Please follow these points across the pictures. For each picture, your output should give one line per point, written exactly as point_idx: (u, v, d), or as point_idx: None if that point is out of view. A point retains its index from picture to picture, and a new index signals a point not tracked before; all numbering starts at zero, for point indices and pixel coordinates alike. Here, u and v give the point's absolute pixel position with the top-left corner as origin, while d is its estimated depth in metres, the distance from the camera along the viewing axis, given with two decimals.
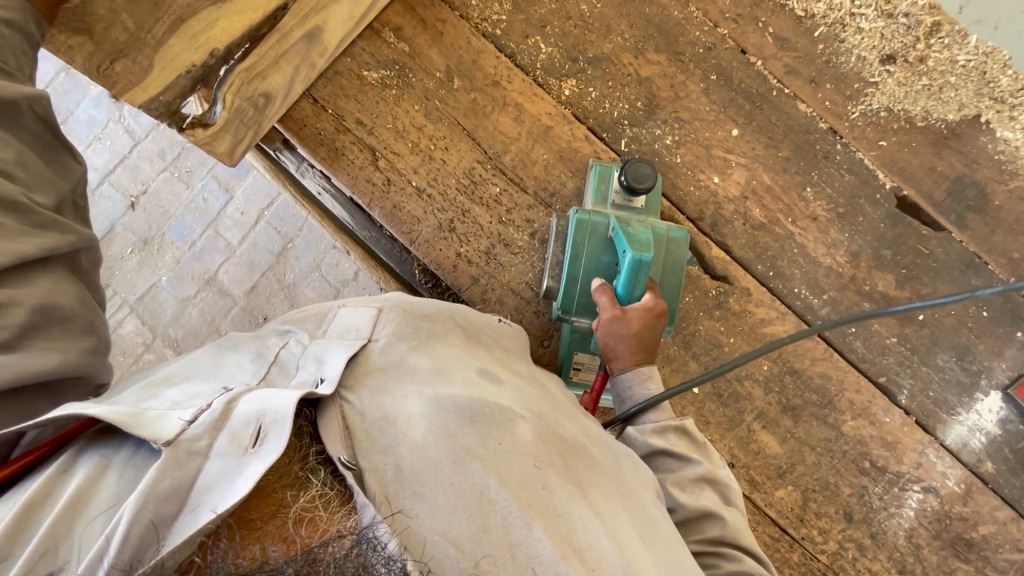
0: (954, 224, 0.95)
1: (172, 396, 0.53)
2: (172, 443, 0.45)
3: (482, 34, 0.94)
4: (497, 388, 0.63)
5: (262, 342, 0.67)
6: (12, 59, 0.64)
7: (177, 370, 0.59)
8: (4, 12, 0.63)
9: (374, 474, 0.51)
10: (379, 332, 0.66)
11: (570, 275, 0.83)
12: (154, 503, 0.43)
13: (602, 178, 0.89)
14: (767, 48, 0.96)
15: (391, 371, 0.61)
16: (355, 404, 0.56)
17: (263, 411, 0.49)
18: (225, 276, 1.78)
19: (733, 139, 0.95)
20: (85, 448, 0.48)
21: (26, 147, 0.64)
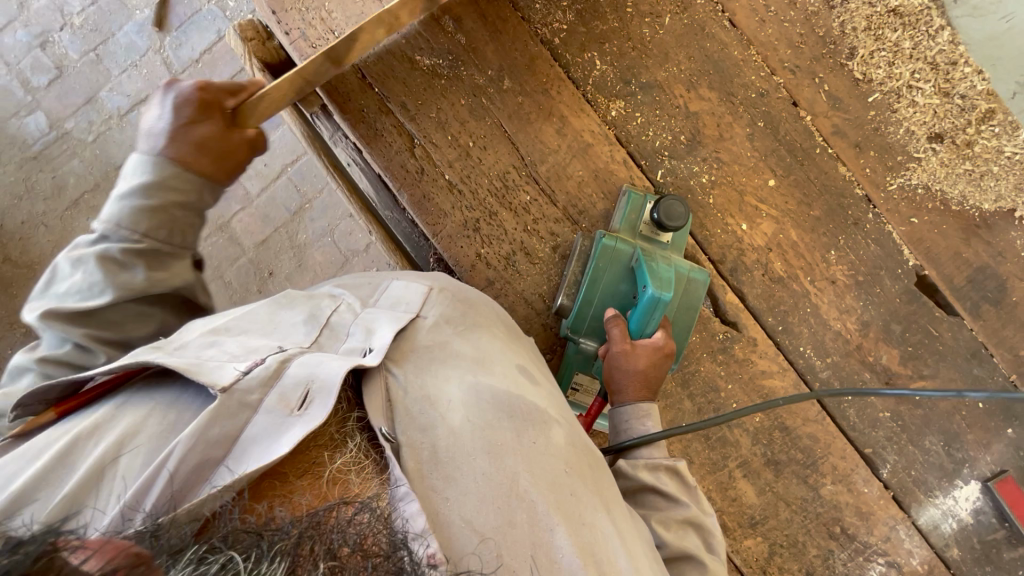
0: (968, 311, 0.95)
1: (228, 348, 0.54)
2: (228, 391, 0.47)
3: (541, 40, 0.93)
4: (534, 386, 0.64)
5: (315, 302, 0.64)
6: (178, 237, 0.72)
7: (235, 320, 0.59)
8: (183, 196, 0.72)
9: (411, 451, 0.53)
10: (427, 309, 0.67)
11: (585, 297, 0.84)
12: (203, 446, 0.45)
13: (633, 207, 0.90)
14: (819, 106, 0.96)
15: (435, 352, 0.62)
16: (399, 379, 0.58)
17: (313, 377, 0.50)
18: (238, 225, 1.80)
19: (768, 189, 0.95)
20: (135, 390, 0.51)
21: (170, 317, 0.73)
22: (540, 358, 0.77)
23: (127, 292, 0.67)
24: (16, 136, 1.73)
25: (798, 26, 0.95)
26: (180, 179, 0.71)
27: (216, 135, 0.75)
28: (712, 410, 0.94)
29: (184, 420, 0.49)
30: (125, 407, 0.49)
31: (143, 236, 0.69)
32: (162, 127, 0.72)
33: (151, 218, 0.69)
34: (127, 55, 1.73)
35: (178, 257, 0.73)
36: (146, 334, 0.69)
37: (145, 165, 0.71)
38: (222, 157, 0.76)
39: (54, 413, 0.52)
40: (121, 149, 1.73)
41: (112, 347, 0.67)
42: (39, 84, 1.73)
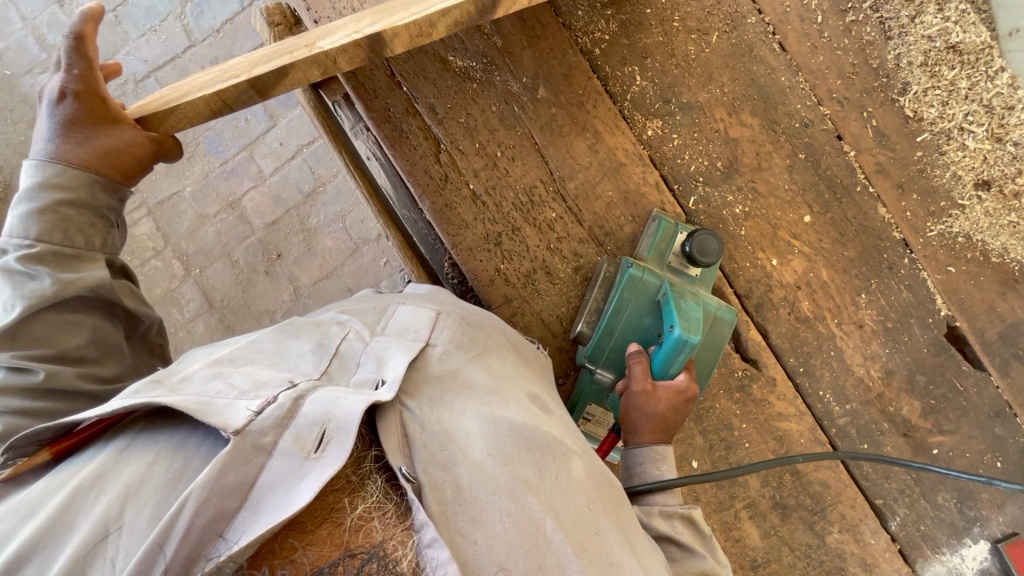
0: (996, 368, 0.92)
1: (235, 381, 0.51)
2: (241, 434, 0.44)
3: (580, 49, 0.89)
4: (549, 415, 0.60)
5: (323, 330, 0.61)
6: (79, 237, 0.69)
7: (240, 349, 0.57)
8: (71, 194, 0.68)
9: (433, 491, 0.49)
10: (436, 336, 0.62)
11: (607, 328, 0.81)
12: (217, 497, 0.42)
13: (663, 236, 0.86)
14: (865, 141, 0.91)
15: (449, 383, 0.58)
16: (414, 414, 0.53)
17: (329, 415, 0.47)
18: (249, 204, 1.76)
19: (803, 225, 0.91)
20: (136, 433, 0.49)
21: (101, 320, 0.71)
22: (549, 382, 0.75)
23: (39, 301, 0.65)
24: (29, 94, 1.68)
25: (851, 55, 0.91)
26: (64, 175, 0.67)
27: (98, 129, 0.68)
28: (723, 448, 0.92)
29: (191, 468, 0.46)
30: (126, 455, 0.47)
31: (37, 241, 0.67)
32: (45, 127, 0.68)
33: (40, 221, 0.67)
34: (146, 19, 1.68)
35: (90, 258, 0.71)
36: (79, 343, 0.68)
37: (37, 168, 0.68)
38: (107, 151, 0.68)
39: (49, 453, 0.51)
40: None
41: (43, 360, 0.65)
42: (55, 42, 1.69)
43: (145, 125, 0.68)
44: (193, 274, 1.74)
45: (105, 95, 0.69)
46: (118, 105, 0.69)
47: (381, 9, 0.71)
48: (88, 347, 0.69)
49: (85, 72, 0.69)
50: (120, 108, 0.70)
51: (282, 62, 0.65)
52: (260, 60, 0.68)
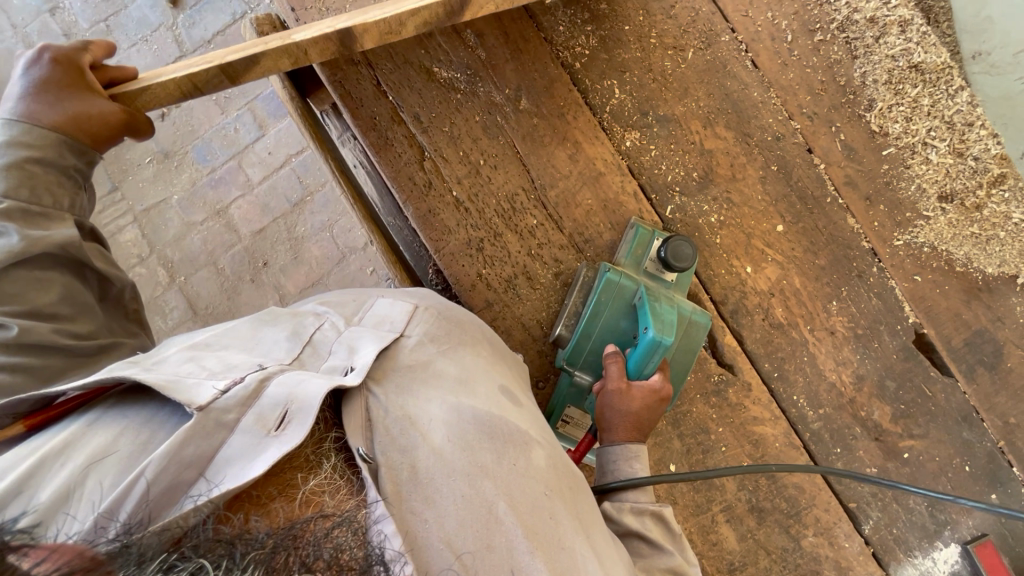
0: (963, 374, 0.95)
1: (207, 364, 0.52)
2: (205, 410, 0.45)
3: (561, 63, 0.92)
4: (516, 407, 0.61)
5: (298, 320, 0.62)
6: (46, 196, 0.69)
7: (216, 335, 0.57)
8: (38, 152, 0.69)
9: (389, 474, 0.50)
10: (411, 328, 0.63)
11: (584, 330, 0.83)
12: (177, 466, 0.43)
13: (640, 242, 0.89)
14: (834, 155, 0.95)
15: (418, 372, 0.58)
16: (381, 400, 0.54)
17: (292, 397, 0.48)
18: (236, 211, 1.77)
19: (776, 234, 0.94)
20: (109, 406, 0.49)
21: (71, 279, 0.70)
22: (526, 382, 0.76)
23: (5, 257, 0.63)
24: None
25: (820, 73, 0.95)
26: (31, 135, 0.68)
27: (69, 92, 0.69)
28: (700, 452, 0.93)
29: (156, 440, 0.46)
30: (95, 426, 0.47)
31: (5, 198, 0.66)
32: (18, 85, 0.69)
33: (7, 177, 0.67)
34: (137, 30, 1.70)
35: (57, 217, 0.70)
36: (52, 299, 0.66)
37: (5, 126, 0.68)
38: (78, 115, 0.69)
39: (24, 426, 0.50)
40: None
41: (20, 317, 0.63)
42: None
43: (119, 97, 0.70)
44: (177, 282, 1.74)
45: (84, 66, 0.70)
46: (98, 78, 0.71)
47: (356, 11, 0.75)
48: (61, 304, 0.67)
49: (71, 46, 0.71)
50: (98, 82, 0.71)
51: (253, 49, 0.67)
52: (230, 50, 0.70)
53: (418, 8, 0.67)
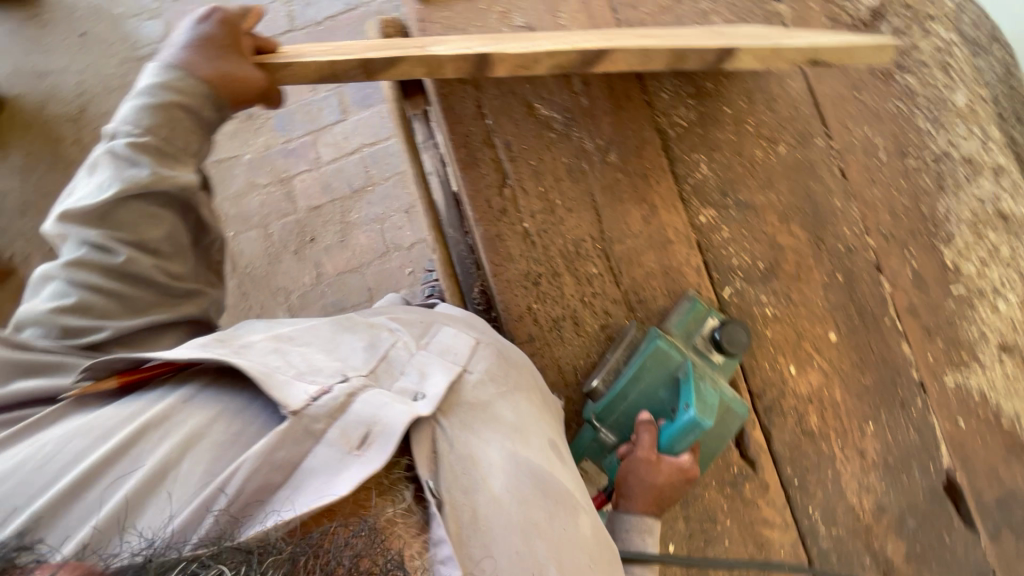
0: (988, 532, 0.92)
1: (292, 360, 0.56)
2: (297, 416, 0.51)
3: (656, 127, 0.95)
4: (564, 466, 0.63)
5: (375, 332, 0.64)
6: (179, 141, 0.73)
7: (299, 331, 0.62)
8: (184, 98, 0.72)
9: (452, 513, 0.52)
10: (473, 363, 0.64)
11: (622, 390, 0.82)
12: (267, 469, 0.49)
13: (694, 317, 0.89)
14: (901, 279, 0.95)
15: (479, 411, 0.60)
16: (446, 433, 0.56)
17: (376, 419, 0.52)
18: (299, 183, 1.83)
19: (827, 342, 0.94)
20: (203, 384, 0.55)
21: (179, 222, 0.73)
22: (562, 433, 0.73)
23: (130, 188, 0.68)
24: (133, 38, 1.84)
25: (904, 197, 0.96)
26: (183, 82, 0.72)
27: (225, 53, 0.73)
28: (702, 539, 0.91)
29: (247, 433, 0.52)
30: (190, 405, 0.53)
31: (146, 134, 0.70)
32: (184, 37, 0.74)
33: (152, 117, 0.71)
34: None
35: (183, 161, 0.73)
36: (157, 236, 0.70)
37: (162, 71, 0.73)
38: (226, 75, 0.73)
39: (119, 381, 0.56)
40: None
41: (129, 247, 0.69)
42: None
43: (262, 65, 0.73)
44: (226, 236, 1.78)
45: (241, 31, 0.75)
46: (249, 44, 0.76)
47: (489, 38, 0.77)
48: (164, 241, 0.71)
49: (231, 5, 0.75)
50: (249, 47, 0.75)
51: (395, 53, 0.69)
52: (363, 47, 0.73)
53: (556, 51, 0.69)
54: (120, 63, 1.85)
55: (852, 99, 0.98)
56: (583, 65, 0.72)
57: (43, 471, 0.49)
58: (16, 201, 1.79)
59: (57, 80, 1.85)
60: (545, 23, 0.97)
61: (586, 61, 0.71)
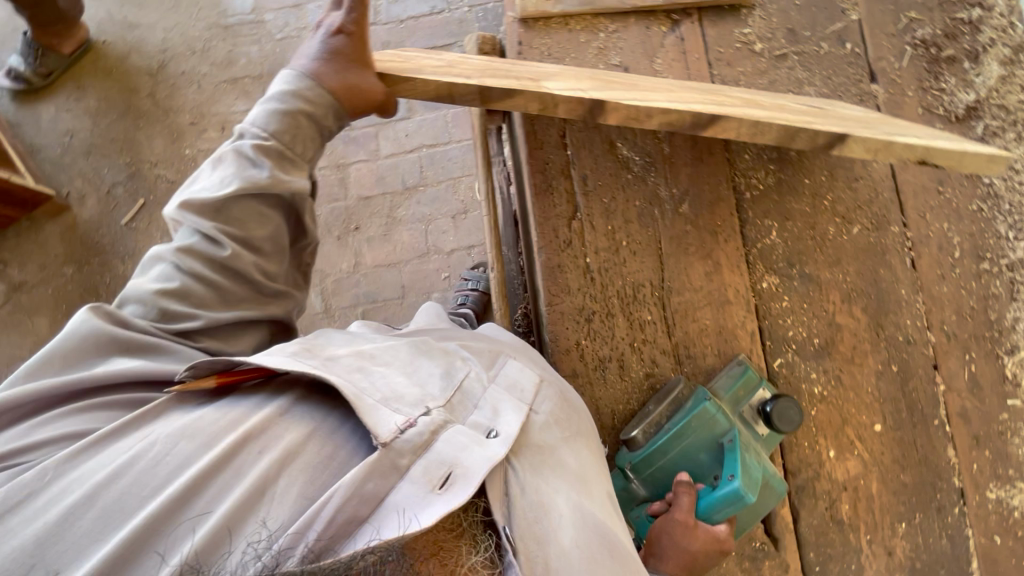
0: None
1: (377, 383, 0.61)
2: (386, 447, 0.55)
3: (733, 186, 0.95)
4: (622, 523, 0.67)
5: (450, 360, 0.69)
6: (300, 146, 0.76)
7: (381, 350, 0.68)
8: (310, 106, 0.75)
9: (527, 563, 0.57)
10: (539, 405, 0.70)
11: (662, 445, 0.82)
12: (356, 501, 0.52)
13: (745, 384, 0.87)
14: (957, 381, 0.92)
15: (547, 459, 0.65)
16: (519, 479, 0.61)
17: (457, 461, 0.56)
18: (354, 171, 1.86)
19: (871, 432, 0.92)
20: (297, 397, 0.61)
21: (285, 224, 0.77)
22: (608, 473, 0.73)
23: (249, 187, 0.72)
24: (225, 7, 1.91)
25: (973, 299, 0.94)
26: (312, 90, 0.75)
27: (351, 64, 0.75)
28: None
29: (339, 457, 0.57)
30: (287, 419, 0.58)
31: (272, 137, 0.74)
32: (315, 43, 0.76)
33: (280, 121, 0.74)
34: None
35: (299, 166, 0.77)
36: (263, 235, 0.75)
37: (293, 77, 0.76)
38: (350, 85, 0.75)
39: (216, 380, 0.62)
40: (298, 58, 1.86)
41: (237, 242, 0.73)
42: None
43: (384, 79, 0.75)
44: None
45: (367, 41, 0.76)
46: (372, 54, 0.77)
47: (600, 82, 0.78)
48: (267, 241, 0.75)
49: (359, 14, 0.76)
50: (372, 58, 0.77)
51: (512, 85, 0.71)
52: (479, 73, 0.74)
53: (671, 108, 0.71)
54: (206, 27, 1.91)
55: (934, 191, 0.96)
56: (694, 126, 0.74)
57: (155, 471, 0.53)
58: (83, 143, 1.84)
59: (144, 35, 1.91)
60: (640, 67, 0.98)
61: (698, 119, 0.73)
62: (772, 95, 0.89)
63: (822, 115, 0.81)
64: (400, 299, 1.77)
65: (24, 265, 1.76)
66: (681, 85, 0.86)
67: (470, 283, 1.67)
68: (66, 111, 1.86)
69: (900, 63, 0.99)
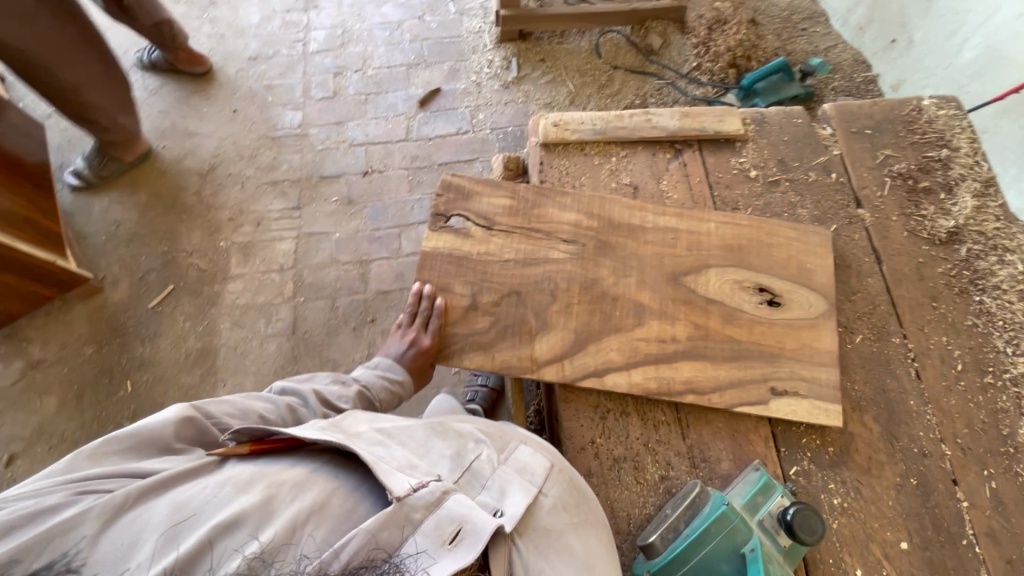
0: None
1: (393, 454, 0.68)
2: (400, 502, 0.59)
3: None
4: None
5: (462, 442, 0.74)
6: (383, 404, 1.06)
7: (400, 430, 0.73)
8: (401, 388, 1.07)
9: None
10: (547, 488, 0.72)
11: (682, 552, 0.79)
12: (371, 547, 0.56)
13: (762, 490, 0.86)
14: (980, 499, 0.90)
15: (552, 541, 0.67)
16: (521, 559, 0.64)
17: (466, 518, 0.61)
18: (374, 268, 1.92)
19: (899, 550, 0.88)
20: (323, 463, 0.66)
21: None
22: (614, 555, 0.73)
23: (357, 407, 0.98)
24: (274, 122, 2.16)
25: (982, 412, 0.95)
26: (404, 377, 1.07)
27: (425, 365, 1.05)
28: None
29: (358, 511, 0.61)
30: (315, 477, 0.63)
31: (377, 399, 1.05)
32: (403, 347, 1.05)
33: (384, 392, 1.06)
34: (385, 111, 2.15)
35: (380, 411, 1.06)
36: None
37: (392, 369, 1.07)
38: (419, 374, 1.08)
39: (250, 447, 0.67)
40: (335, 167, 2.07)
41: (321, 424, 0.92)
42: (315, 96, 2.20)
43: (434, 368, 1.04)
44: (295, 306, 1.86)
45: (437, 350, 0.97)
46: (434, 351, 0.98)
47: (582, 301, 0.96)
48: None
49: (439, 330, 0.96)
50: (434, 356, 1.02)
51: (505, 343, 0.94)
52: (501, 328, 0.95)
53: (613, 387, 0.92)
54: (256, 137, 2.14)
55: (929, 306, 1.02)
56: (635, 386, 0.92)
57: (203, 510, 0.57)
58: (127, 233, 1.98)
59: (200, 142, 2.13)
60: (648, 186, 1.11)
61: (658, 360, 0.93)
62: (755, 247, 1.01)
63: (769, 315, 0.97)
64: (409, 391, 1.77)
65: (46, 344, 1.81)
66: (667, 262, 0.99)
67: (480, 378, 1.69)
68: (116, 204, 2.02)
69: (881, 191, 1.11)
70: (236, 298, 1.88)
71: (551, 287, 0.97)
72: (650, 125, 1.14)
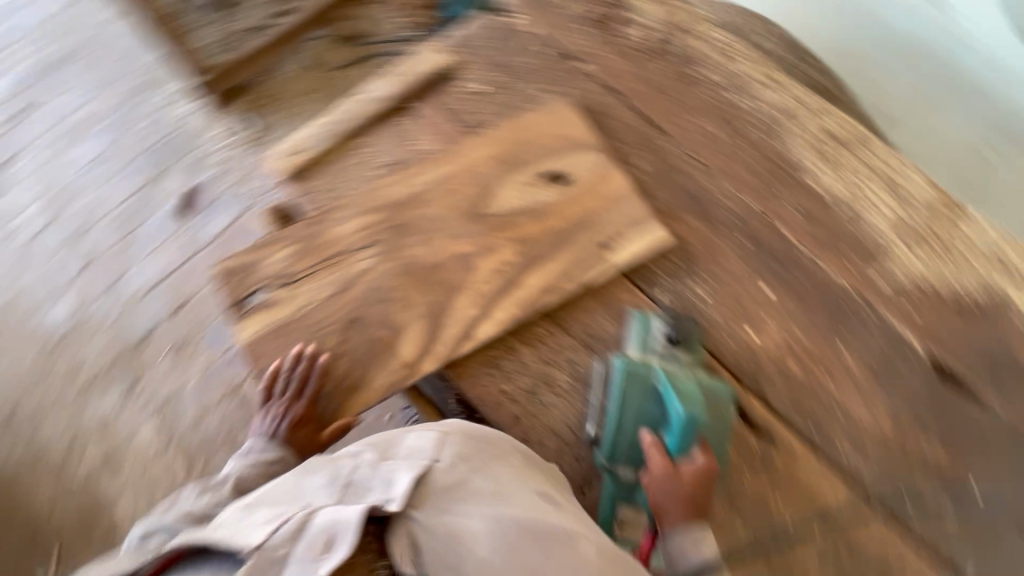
0: (993, 394, 0.93)
1: (260, 514, 0.68)
2: (258, 550, 0.61)
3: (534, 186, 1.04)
4: (555, 507, 0.74)
5: (337, 464, 0.76)
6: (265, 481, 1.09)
7: (268, 493, 0.74)
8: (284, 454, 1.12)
9: None
10: (443, 454, 0.77)
11: (620, 424, 0.90)
12: None
13: (645, 328, 0.95)
14: (790, 218, 1.01)
15: (455, 492, 0.71)
16: (422, 523, 0.67)
17: (337, 521, 0.63)
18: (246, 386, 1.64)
19: (765, 296, 0.98)
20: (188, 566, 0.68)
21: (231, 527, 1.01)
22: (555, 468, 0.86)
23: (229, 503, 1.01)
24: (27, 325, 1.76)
25: (749, 155, 1.04)
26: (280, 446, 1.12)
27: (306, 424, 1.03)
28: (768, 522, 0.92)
29: None
30: None
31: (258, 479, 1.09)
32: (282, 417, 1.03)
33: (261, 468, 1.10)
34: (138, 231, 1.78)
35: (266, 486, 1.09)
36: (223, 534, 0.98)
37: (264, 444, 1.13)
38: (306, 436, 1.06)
39: None
40: (135, 321, 1.73)
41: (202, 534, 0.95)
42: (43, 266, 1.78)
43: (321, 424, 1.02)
44: (195, 476, 1.60)
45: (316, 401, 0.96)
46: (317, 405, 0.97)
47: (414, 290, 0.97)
48: None
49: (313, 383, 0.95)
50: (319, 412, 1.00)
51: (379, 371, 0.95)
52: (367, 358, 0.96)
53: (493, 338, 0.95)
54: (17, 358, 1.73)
55: (663, 99, 1.09)
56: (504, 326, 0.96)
57: None
58: None
59: None
60: (406, 151, 1.09)
61: (506, 289, 0.97)
62: (520, 145, 1.06)
63: (564, 194, 1.02)
64: None
65: None
66: (461, 206, 1.02)
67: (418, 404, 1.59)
68: None
69: (576, 26, 1.13)
70: (126, 519, 1.61)
71: (380, 296, 0.97)
72: (373, 101, 1.12)
